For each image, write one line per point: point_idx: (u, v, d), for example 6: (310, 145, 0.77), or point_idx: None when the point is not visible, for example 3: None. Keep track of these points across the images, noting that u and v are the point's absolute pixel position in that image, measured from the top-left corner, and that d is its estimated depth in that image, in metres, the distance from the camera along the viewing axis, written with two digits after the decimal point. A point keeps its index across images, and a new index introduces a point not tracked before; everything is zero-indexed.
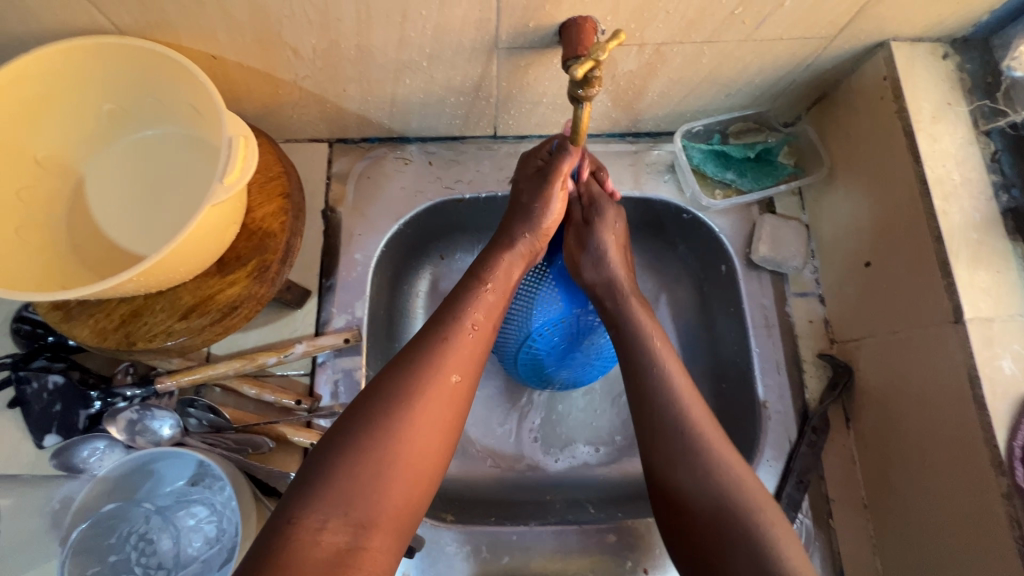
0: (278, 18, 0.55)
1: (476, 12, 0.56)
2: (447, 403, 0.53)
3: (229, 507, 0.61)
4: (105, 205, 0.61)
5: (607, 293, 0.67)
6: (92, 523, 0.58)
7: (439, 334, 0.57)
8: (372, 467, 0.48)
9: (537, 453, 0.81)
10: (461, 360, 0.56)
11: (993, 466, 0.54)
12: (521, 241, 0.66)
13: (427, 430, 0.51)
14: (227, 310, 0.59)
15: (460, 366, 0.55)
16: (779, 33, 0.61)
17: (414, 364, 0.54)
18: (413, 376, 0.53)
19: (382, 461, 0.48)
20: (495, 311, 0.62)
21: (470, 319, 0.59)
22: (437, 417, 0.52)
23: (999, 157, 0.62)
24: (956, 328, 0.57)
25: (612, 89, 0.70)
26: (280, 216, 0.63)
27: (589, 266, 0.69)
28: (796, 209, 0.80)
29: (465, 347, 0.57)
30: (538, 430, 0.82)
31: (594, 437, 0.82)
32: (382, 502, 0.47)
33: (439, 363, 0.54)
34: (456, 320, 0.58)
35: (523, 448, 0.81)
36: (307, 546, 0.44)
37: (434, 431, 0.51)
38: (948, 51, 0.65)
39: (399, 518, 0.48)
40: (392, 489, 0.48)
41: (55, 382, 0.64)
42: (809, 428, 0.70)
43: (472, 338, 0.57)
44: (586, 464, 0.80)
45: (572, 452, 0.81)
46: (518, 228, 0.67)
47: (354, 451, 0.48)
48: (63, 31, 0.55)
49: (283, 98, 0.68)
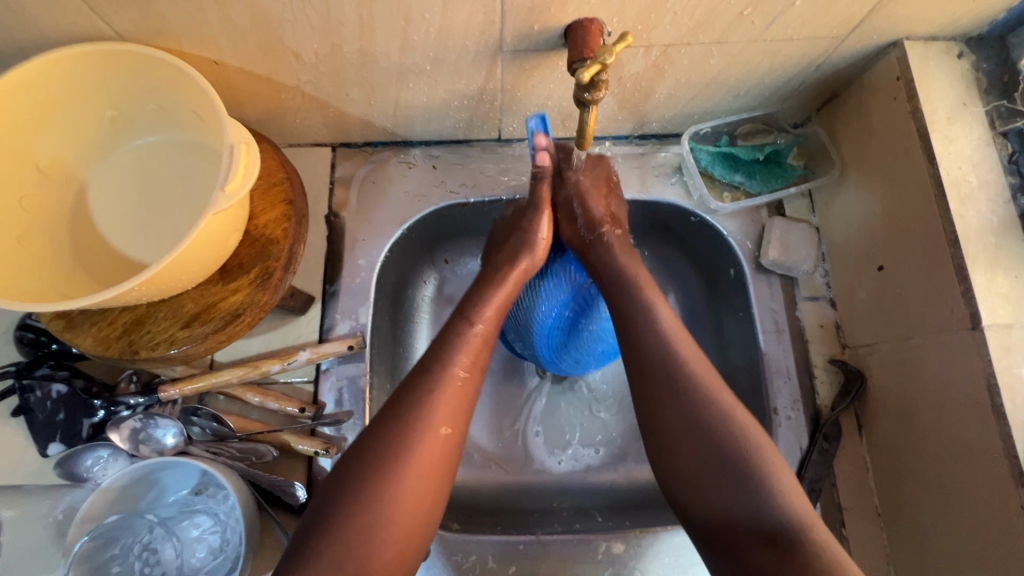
0: (280, 23, 0.55)
1: (480, 15, 0.55)
2: (437, 459, 0.51)
3: (234, 517, 0.61)
4: (106, 212, 0.61)
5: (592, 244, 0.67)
6: (95, 535, 0.57)
7: (428, 382, 0.54)
8: (364, 530, 0.47)
9: (538, 455, 0.80)
10: (451, 410, 0.54)
11: (1013, 478, 0.53)
12: (511, 273, 0.64)
13: (418, 489, 0.50)
14: (229, 318, 0.59)
15: (450, 418, 0.53)
16: (790, 33, 0.60)
17: (401, 422, 0.52)
18: (402, 435, 0.51)
19: (373, 525, 0.47)
20: (484, 352, 0.59)
21: (460, 363, 0.56)
22: (428, 474, 0.51)
23: (1017, 159, 0.60)
24: (973, 335, 0.56)
25: (618, 91, 0.69)
26: (283, 222, 0.62)
27: (575, 220, 0.69)
28: (806, 211, 0.78)
29: (455, 392, 0.54)
30: (538, 431, 0.81)
31: (595, 438, 0.81)
32: (376, 562, 0.47)
33: (427, 416, 0.52)
34: (443, 368, 0.55)
35: (525, 450, 0.80)
36: None
37: (425, 490, 0.50)
38: (963, 49, 0.64)
39: (395, 573, 0.48)
40: (386, 548, 0.47)
41: (58, 391, 0.64)
42: (821, 435, 0.68)
43: (460, 386, 0.55)
44: (589, 467, 0.79)
45: (575, 455, 0.80)
46: (507, 262, 0.65)
47: (344, 517, 0.47)
48: (63, 38, 0.55)
49: (285, 103, 0.68)
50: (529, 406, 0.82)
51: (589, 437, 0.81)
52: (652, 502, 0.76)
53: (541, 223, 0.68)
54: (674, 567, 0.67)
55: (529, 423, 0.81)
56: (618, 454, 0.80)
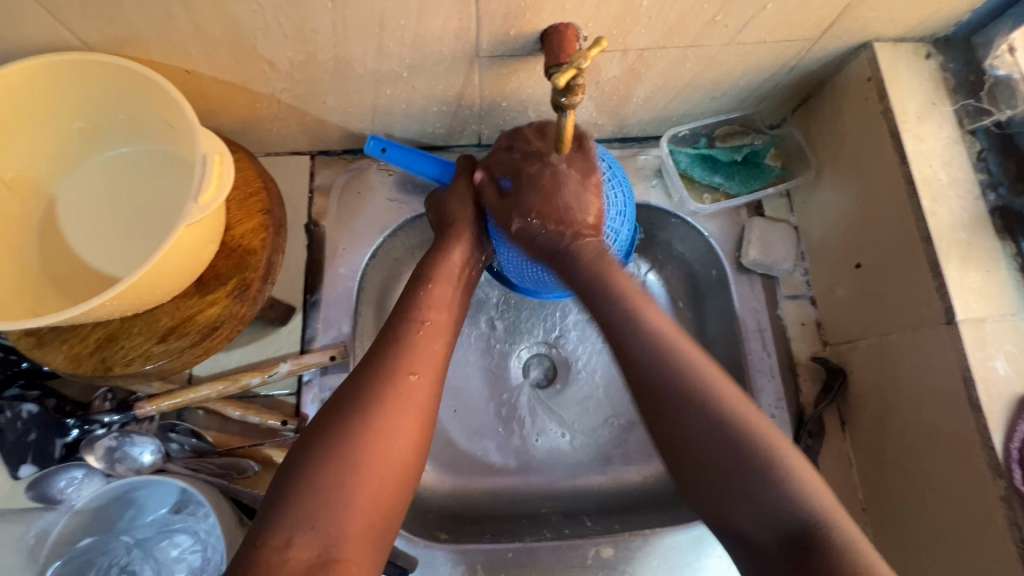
0: (252, 31, 0.54)
1: (455, 21, 0.55)
2: (409, 403, 0.52)
3: (213, 535, 0.58)
4: (76, 227, 0.59)
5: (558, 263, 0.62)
6: (68, 559, 0.58)
7: (394, 332, 0.57)
8: (333, 477, 0.47)
9: (520, 445, 0.80)
10: (420, 359, 0.55)
11: (990, 469, 0.53)
12: (459, 245, 0.66)
13: (389, 433, 0.50)
14: (207, 331, 0.58)
15: (418, 365, 0.54)
16: (762, 36, 0.61)
17: (372, 370, 0.53)
18: (371, 380, 0.52)
19: (342, 471, 0.47)
20: (446, 302, 0.62)
21: (422, 314, 0.59)
22: (402, 416, 0.51)
23: (985, 156, 0.62)
24: (948, 329, 0.57)
25: (596, 95, 0.69)
26: (260, 233, 0.61)
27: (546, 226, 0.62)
28: (785, 210, 0.79)
29: (422, 344, 0.56)
30: (523, 413, 0.81)
31: (573, 425, 0.81)
32: (350, 502, 0.46)
33: (393, 364, 0.54)
34: (405, 318, 0.58)
35: (506, 436, 0.80)
36: (276, 564, 0.43)
37: (399, 432, 0.50)
38: (930, 50, 0.65)
39: (369, 517, 0.47)
40: (358, 495, 0.47)
41: (29, 411, 0.62)
42: (805, 432, 0.70)
43: (424, 333, 0.57)
44: (566, 452, 0.80)
45: (556, 442, 0.80)
46: (455, 238, 0.66)
47: (313, 465, 0.47)
48: (28, 48, 0.53)
49: (262, 112, 0.67)
50: (512, 389, 0.82)
51: (573, 414, 0.81)
52: (641, 504, 0.76)
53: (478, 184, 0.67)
54: (664, 569, 0.67)
55: (513, 406, 0.81)
56: (604, 451, 0.80)
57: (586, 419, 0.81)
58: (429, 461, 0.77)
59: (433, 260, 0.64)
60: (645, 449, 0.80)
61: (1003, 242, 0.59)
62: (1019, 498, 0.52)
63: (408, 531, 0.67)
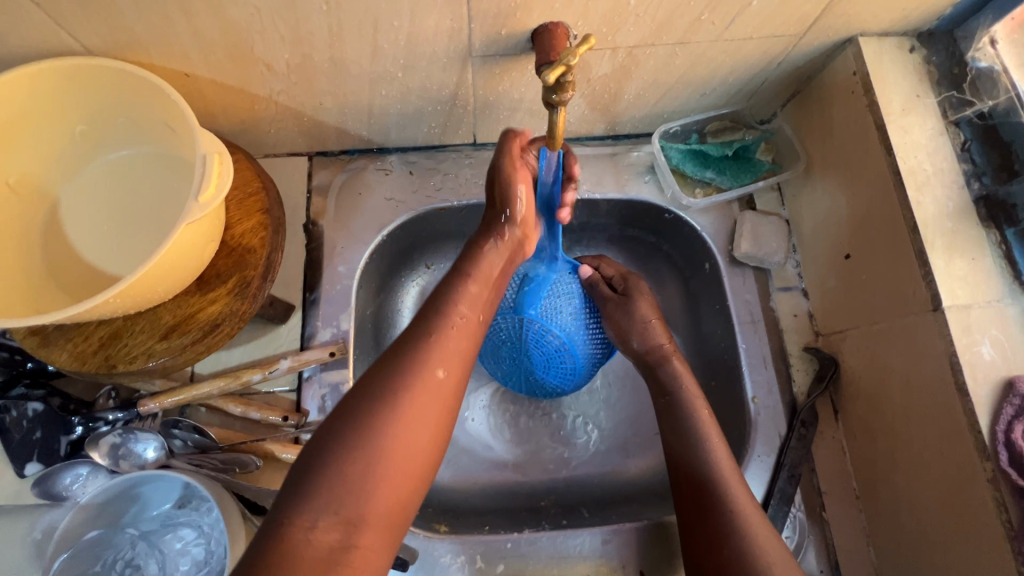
0: (249, 34, 0.55)
1: (448, 21, 0.56)
2: (435, 398, 0.51)
3: (217, 529, 0.60)
4: (79, 229, 0.60)
5: (658, 360, 0.69)
6: (74, 552, 0.58)
7: (426, 326, 0.55)
8: (361, 467, 0.46)
9: (531, 444, 0.81)
10: (448, 354, 0.54)
11: (978, 451, 0.54)
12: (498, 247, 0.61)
13: (415, 429, 0.49)
14: (208, 329, 0.59)
15: (450, 362, 0.53)
16: (749, 32, 0.62)
17: (401, 361, 0.52)
18: (401, 372, 0.51)
19: (369, 457, 0.47)
20: (480, 303, 0.59)
21: (457, 310, 0.57)
22: (426, 412, 0.50)
23: (969, 146, 0.63)
24: (935, 316, 0.58)
25: (588, 93, 0.70)
26: (260, 232, 0.63)
27: (630, 319, 0.70)
28: (776, 204, 0.81)
29: (453, 338, 0.55)
30: (528, 407, 0.83)
31: (583, 417, 0.83)
32: (374, 496, 0.46)
33: (426, 357, 0.53)
34: (441, 314, 0.56)
35: (518, 434, 0.81)
36: (299, 545, 0.43)
37: (423, 428, 0.50)
38: (914, 44, 0.67)
39: (391, 512, 0.47)
40: (383, 486, 0.47)
41: (35, 409, 0.63)
42: (798, 421, 0.70)
43: (457, 332, 0.55)
44: (583, 443, 0.81)
45: (568, 436, 0.82)
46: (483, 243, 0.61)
47: (340, 453, 0.47)
48: (29, 53, 0.55)
49: (260, 114, 0.68)
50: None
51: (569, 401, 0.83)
52: (638, 496, 0.77)
53: (518, 189, 0.60)
54: (661, 559, 0.68)
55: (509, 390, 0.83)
56: (610, 444, 0.81)
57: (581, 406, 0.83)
58: None
59: (472, 253, 0.61)
60: (644, 440, 0.81)
61: (988, 230, 0.60)
62: (1005, 479, 0.53)
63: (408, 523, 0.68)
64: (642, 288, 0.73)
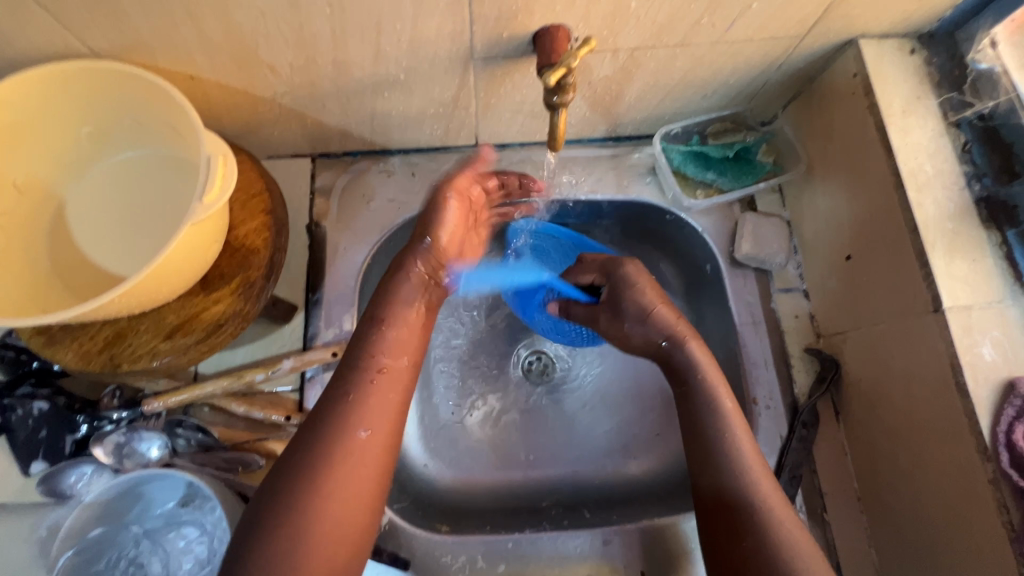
0: (253, 37, 0.56)
1: (450, 24, 0.56)
2: (361, 458, 0.50)
3: (219, 527, 0.60)
4: (86, 230, 0.61)
5: (674, 347, 0.64)
6: (80, 549, 0.59)
7: (347, 384, 0.53)
8: (290, 542, 0.46)
9: (532, 444, 0.81)
10: (372, 410, 0.52)
11: (979, 453, 0.54)
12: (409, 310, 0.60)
13: (342, 495, 0.49)
14: (212, 329, 0.59)
15: (371, 420, 0.52)
16: (749, 34, 0.62)
17: (323, 425, 0.51)
18: (321, 439, 0.50)
19: (297, 532, 0.46)
20: (404, 349, 0.57)
21: (379, 362, 0.55)
22: (353, 475, 0.50)
23: (970, 148, 0.63)
24: (935, 317, 0.58)
25: (589, 95, 0.71)
26: (263, 232, 0.63)
27: (625, 314, 0.68)
28: (777, 206, 0.81)
29: (374, 393, 0.53)
30: (529, 407, 0.83)
31: (584, 416, 0.83)
32: (310, 569, 0.46)
33: (346, 418, 0.51)
34: (360, 369, 0.54)
35: (519, 435, 0.82)
36: None
37: (353, 491, 0.49)
38: (915, 46, 0.67)
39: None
40: (316, 557, 0.46)
41: (40, 408, 0.64)
42: (799, 422, 0.70)
43: (377, 386, 0.54)
44: (586, 442, 0.81)
45: (570, 435, 0.82)
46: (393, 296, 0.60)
47: (266, 530, 0.46)
48: (37, 57, 0.55)
49: (264, 116, 0.69)
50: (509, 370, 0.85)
51: (570, 396, 0.84)
52: (638, 498, 0.77)
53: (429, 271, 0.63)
54: (661, 560, 0.68)
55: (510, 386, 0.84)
56: (611, 444, 0.81)
57: (584, 400, 0.84)
58: (436, 461, 0.79)
59: (384, 300, 0.59)
60: (645, 442, 0.81)
61: (989, 231, 0.60)
62: (1007, 480, 0.53)
63: (411, 523, 0.69)
64: (632, 276, 0.69)
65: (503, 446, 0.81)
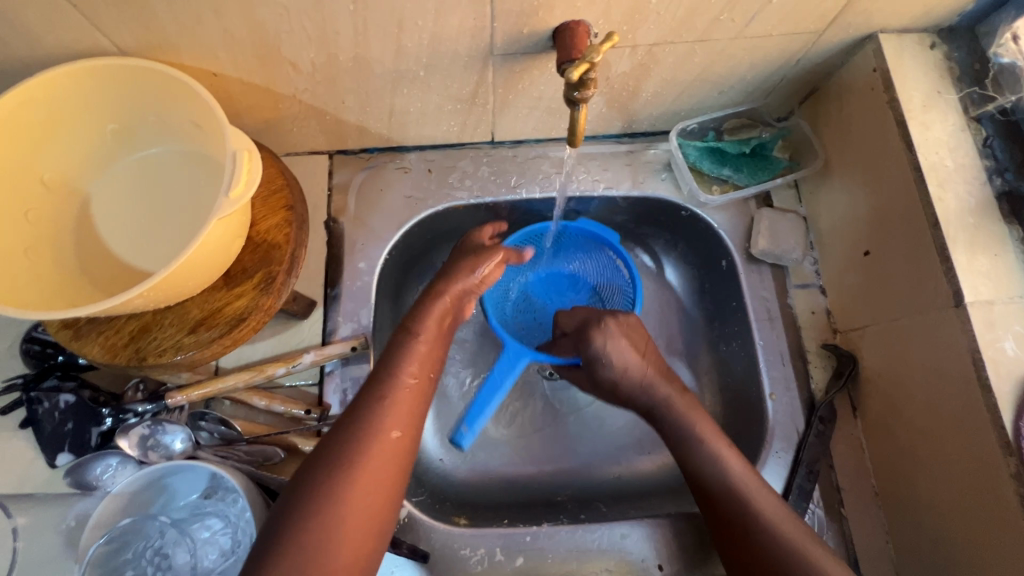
0: (277, 34, 0.56)
1: (471, 20, 0.57)
2: (390, 459, 0.53)
3: (243, 518, 0.61)
4: (110, 225, 0.62)
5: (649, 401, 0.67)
6: (110, 538, 0.59)
7: (378, 389, 0.57)
8: (319, 535, 0.48)
9: (550, 441, 0.81)
10: (402, 414, 0.56)
11: (1001, 447, 0.54)
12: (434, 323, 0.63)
13: (370, 492, 0.51)
14: (234, 323, 0.60)
15: (401, 422, 0.55)
16: (768, 30, 0.62)
17: (356, 425, 0.54)
18: (355, 438, 0.53)
19: (327, 525, 0.49)
20: (429, 360, 0.61)
21: (409, 370, 0.59)
22: (381, 474, 0.52)
23: (991, 143, 0.63)
24: (957, 312, 0.58)
25: (606, 91, 0.71)
26: (284, 228, 0.64)
27: (600, 379, 0.71)
28: (794, 202, 0.81)
29: (406, 400, 0.57)
30: (545, 403, 0.84)
31: (599, 411, 0.83)
32: (335, 561, 0.48)
33: (378, 420, 0.54)
34: (391, 376, 0.58)
35: (536, 432, 0.82)
36: None
37: (379, 489, 0.52)
38: (935, 41, 0.66)
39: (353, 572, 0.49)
40: (342, 550, 0.49)
41: (66, 401, 0.65)
42: (817, 418, 0.70)
43: (408, 392, 0.57)
44: (602, 438, 0.82)
45: (586, 431, 0.82)
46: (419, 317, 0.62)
47: (297, 523, 0.48)
48: (64, 54, 0.56)
49: (284, 112, 0.70)
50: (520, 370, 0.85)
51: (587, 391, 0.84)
52: (653, 494, 0.77)
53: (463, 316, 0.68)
54: (679, 554, 0.68)
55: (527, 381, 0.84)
56: (626, 439, 0.82)
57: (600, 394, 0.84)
58: (455, 458, 0.79)
59: (417, 313, 0.63)
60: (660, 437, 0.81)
61: (1010, 226, 0.60)
62: None
63: (430, 516, 0.69)
64: (608, 334, 0.69)
65: (520, 440, 0.81)
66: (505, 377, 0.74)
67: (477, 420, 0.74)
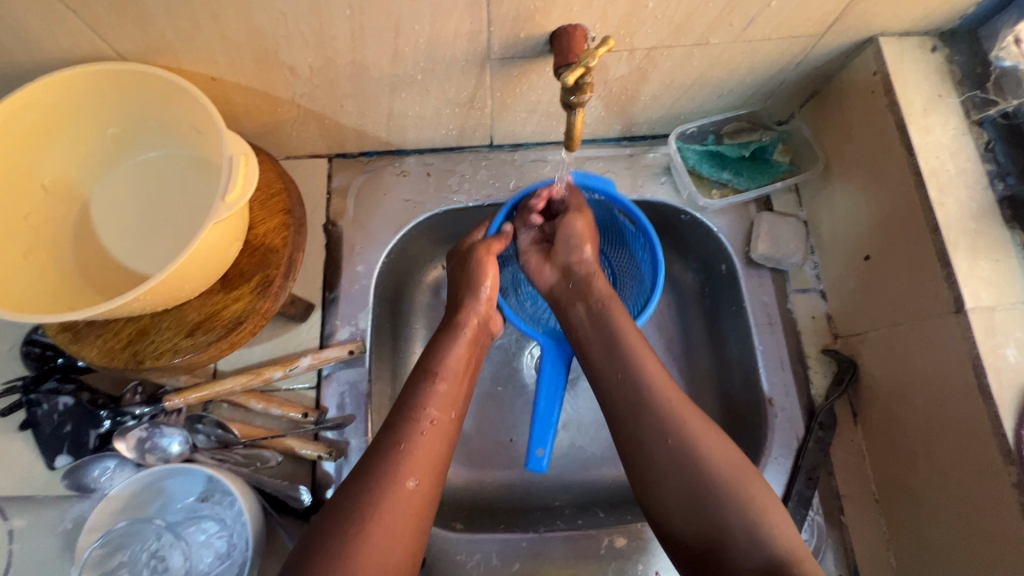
0: (275, 39, 0.57)
1: (467, 25, 0.57)
2: (406, 511, 0.51)
3: (239, 522, 0.61)
4: (110, 228, 0.62)
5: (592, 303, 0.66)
6: (104, 542, 0.59)
7: (395, 434, 0.55)
8: None
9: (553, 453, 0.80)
10: (419, 462, 0.54)
11: (1002, 456, 0.53)
12: (459, 354, 0.63)
13: (383, 547, 0.49)
14: (232, 326, 0.60)
15: (419, 471, 0.53)
16: (767, 33, 0.62)
17: (369, 474, 0.52)
18: (371, 488, 0.51)
19: None
20: (449, 401, 0.60)
21: (428, 413, 0.57)
22: (397, 528, 0.50)
23: (993, 147, 0.62)
24: (957, 318, 0.57)
25: (604, 95, 0.71)
26: (282, 231, 0.64)
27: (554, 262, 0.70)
28: (794, 206, 0.80)
29: (424, 447, 0.55)
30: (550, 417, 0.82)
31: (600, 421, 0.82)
32: None
33: (395, 469, 0.52)
34: (407, 420, 0.56)
35: None
36: None
37: (392, 544, 0.49)
38: (936, 44, 0.66)
39: None
40: None
41: (65, 403, 0.65)
42: (817, 424, 0.70)
43: (426, 439, 0.55)
44: (602, 448, 0.81)
45: (587, 439, 0.81)
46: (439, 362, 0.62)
47: None
48: (65, 59, 0.57)
49: (282, 116, 0.70)
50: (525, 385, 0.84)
51: (589, 387, 0.84)
52: None
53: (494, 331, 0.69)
54: None
55: (525, 382, 0.84)
56: None
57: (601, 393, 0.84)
58: (460, 468, 0.79)
59: (439, 353, 0.63)
60: None
61: (1012, 231, 0.59)
62: None
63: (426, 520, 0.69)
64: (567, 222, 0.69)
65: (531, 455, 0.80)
66: (558, 371, 0.68)
67: (548, 429, 0.66)
